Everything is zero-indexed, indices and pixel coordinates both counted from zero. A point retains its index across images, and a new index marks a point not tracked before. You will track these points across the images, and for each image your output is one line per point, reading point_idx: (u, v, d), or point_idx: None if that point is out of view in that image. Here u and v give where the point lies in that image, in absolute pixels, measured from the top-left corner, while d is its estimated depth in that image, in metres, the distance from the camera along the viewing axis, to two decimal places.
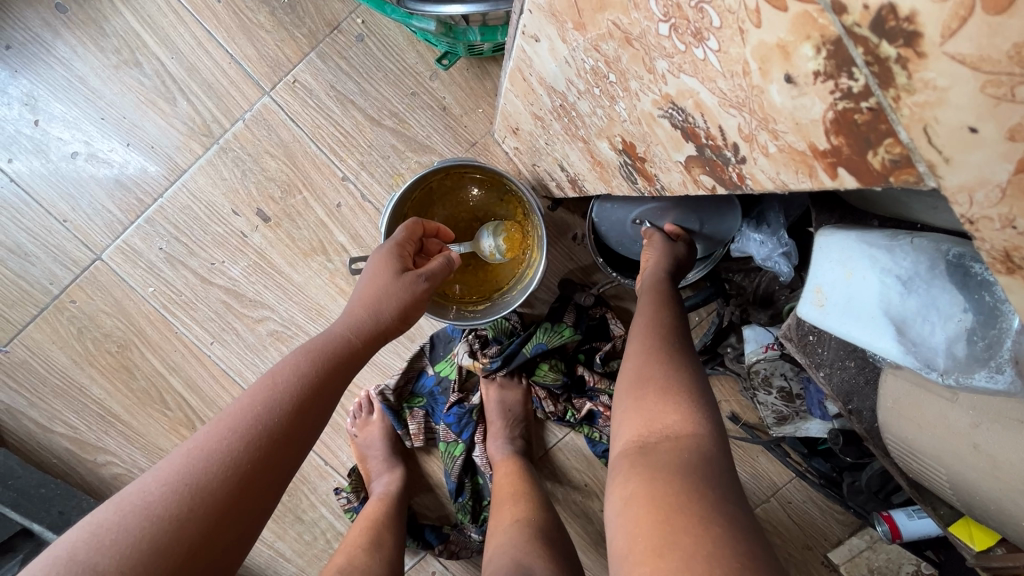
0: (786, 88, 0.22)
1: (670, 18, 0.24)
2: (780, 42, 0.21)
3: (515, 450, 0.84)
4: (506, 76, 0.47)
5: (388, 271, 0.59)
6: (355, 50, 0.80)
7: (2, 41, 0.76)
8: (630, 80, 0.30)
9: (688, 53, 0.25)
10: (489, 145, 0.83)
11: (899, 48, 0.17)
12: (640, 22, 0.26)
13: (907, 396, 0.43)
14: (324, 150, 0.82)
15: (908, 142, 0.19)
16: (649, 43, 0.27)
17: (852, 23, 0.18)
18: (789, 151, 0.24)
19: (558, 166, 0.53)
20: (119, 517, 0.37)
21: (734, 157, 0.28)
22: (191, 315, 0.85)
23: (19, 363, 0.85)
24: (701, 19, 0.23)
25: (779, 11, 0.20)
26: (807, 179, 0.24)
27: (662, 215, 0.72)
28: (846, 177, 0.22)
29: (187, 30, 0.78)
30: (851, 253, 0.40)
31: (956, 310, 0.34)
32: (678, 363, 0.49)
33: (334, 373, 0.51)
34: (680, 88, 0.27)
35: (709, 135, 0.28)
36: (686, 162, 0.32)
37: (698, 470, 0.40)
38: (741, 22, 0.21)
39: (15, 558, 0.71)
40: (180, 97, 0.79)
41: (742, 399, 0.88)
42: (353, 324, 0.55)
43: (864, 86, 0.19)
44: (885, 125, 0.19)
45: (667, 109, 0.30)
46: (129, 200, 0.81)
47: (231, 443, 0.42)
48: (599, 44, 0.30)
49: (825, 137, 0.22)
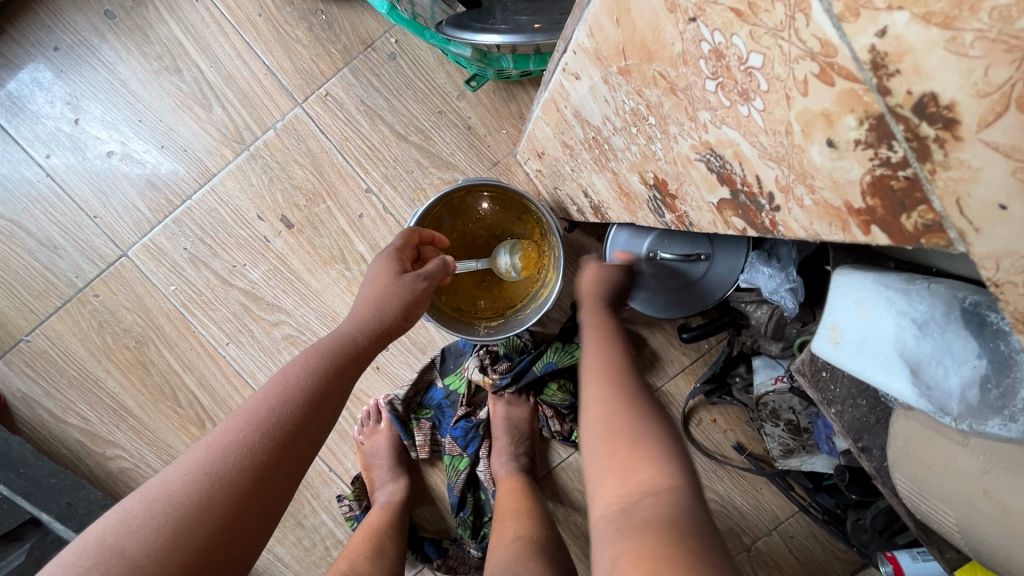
0: (827, 150, 0.23)
1: (718, 76, 0.26)
2: (824, 111, 0.22)
3: (519, 468, 0.85)
4: (538, 105, 0.49)
5: (390, 274, 0.61)
6: (387, 67, 0.83)
7: (50, 43, 0.80)
8: (669, 124, 0.32)
9: (732, 108, 0.27)
10: (510, 165, 0.85)
11: (937, 129, 0.19)
12: (687, 76, 0.28)
13: (918, 437, 0.43)
14: (350, 161, 0.84)
15: (941, 211, 0.20)
16: (693, 95, 0.28)
17: (896, 104, 0.19)
18: (823, 206, 0.25)
19: (582, 193, 0.55)
20: (144, 505, 0.39)
21: (769, 205, 0.29)
22: (209, 315, 0.87)
23: (39, 353, 0.86)
24: (749, 82, 0.25)
25: (826, 85, 0.21)
26: (839, 233, 0.25)
27: (674, 246, 0.73)
28: (878, 234, 0.23)
29: (227, 41, 0.80)
30: (867, 294, 0.41)
31: (970, 355, 0.35)
32: (641, 410, 0.50)
33: (345, 369, 0.52)
34: (720, 137, 0.29)
35: (744, 183, 0.30)
36: (718, 204, 0.34)
37: (686, 519, 0.39)
38: (788, 90, 0.23)
39: (20, 547, 0.71)
40: (215, 103, 0.82)
41: (748, 429, 0.88)
42: (358, 324, 0.56)
43: (902, 158, 0.20)
44: (920, 194, 0.20)
45: (704, 154, 0.31)
46: (158, 200, 0.84)
47: (246, 435, 0.43)
48: (642, 89, 0.32)
49: (861, 197, 0.23)
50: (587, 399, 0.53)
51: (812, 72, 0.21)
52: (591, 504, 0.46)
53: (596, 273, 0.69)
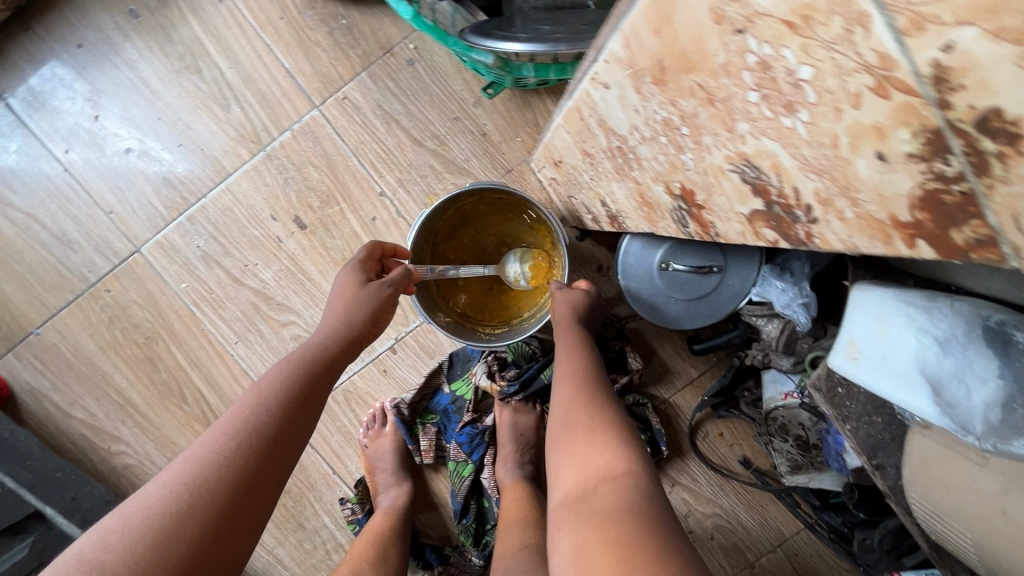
0: (876, 163, 0.23)
1: (762, 88, 0.26)
2: (876, 124, 0.22)
3: (524, 476, 0.84)
4: (559, 112, 0.49)
5: (354, 283, 0.60)
6: (405, 73, 0.83)
7: (73, 39, 0.81)
8: (704, 135, 0.32)
9: (775, 120, 0.27)
10: (524, 173, 0.85)
11: (999, 145, 0.19)
12: (728, 87, 0.28)
13: (934, 456, 0.43)
14: (366, 165, 0.84)
15: (995, 225, 0.20)
16: (734, 106, 0.29)
17: (955, 118, 0.19)
18: (866, 219, 0.26)
19: (599, 202, 0.55)
20: (124, 519, 0.39)
21: (805, 217, 0.29)
22: (219, 313, 0.87)
23: (48, 347, 0.87)
24: (796, 94, 0.25)
25: (881, 98, 0.21)
26: (881, 245, 0.26)
27: (686, 258, 0.73)
28: (924, 247, 0.24)
29: (248, 42, 0.81)
30: (888, 310, 0.41)
31: (991, 375, 0.35)
32: (602, 410, 0.52)
33: (317, 380, 0.51)
34: (759, 148, 0.29)
35: (781, 195, 0.30)
36: (749, 215, 0.34)
37: (639, 503, 0.41)
38: (838, 102, 0.23)
39: (25, 539, 0.72)
40: (234, 104, 0.83)
41: (754, 444, 0.87)
42: (330, 333, 0.56)
43: (958, 172, 0.20)
44: (974, 208, 0.20)
45: (739, 165, 0.31)
46: (173, 198, 0.84)
47: (222, 444, 0.44)
48: (677, 99, 0.32)
49: (909, 210, 0.23)
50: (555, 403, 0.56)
51: (867, 85, 0.22)
52: (553, 492, 0.49)
53: (564, 297, 0.70)
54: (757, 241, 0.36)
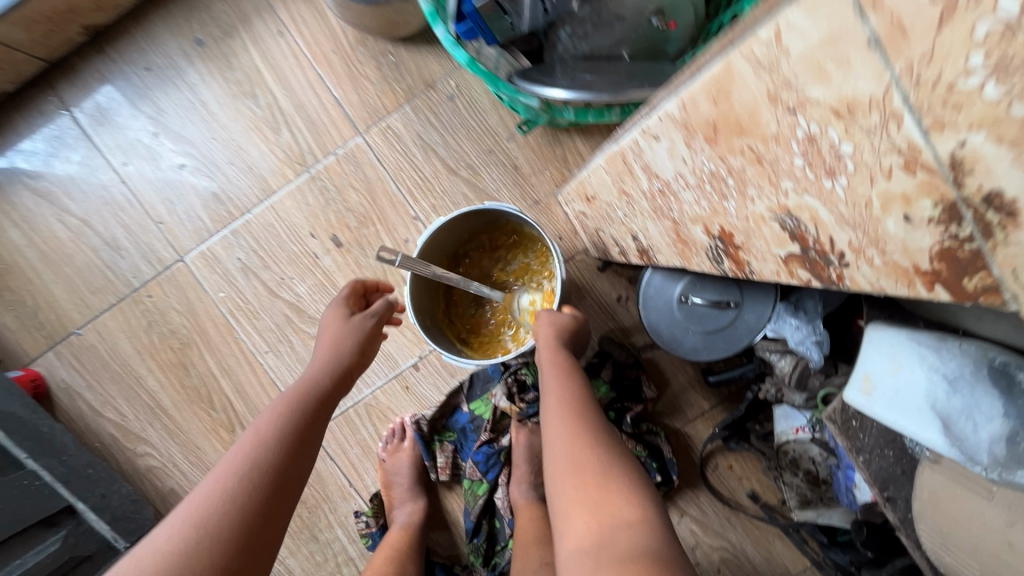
0: (904, 222, 0.27)
1: (807, 156, 0.31)
2: (904, 193, 0.27)
3: (537, 498, 0.86)
4: (601, 152, 0.53)
5: (339, 319, 0.65)
6: (445, 107, 0.89)
7: (143, 63, 0.87)
8: (748, 187, 0.36)
9: (816, 182, 0.31)
10: (551, 205, 0.90)
11: (1000, 216, 0.23)
12: (776, 152, 0.32)
13: (943, 489, 0.46)
14: (403, 190, 0.89)
15: (998, 276, 0.24)
16: (780, 168, 0.33)
17: (968, 194, 0.24)
18: (892, 266, 0.29)
19: (630, 236, 0.60)
20: (140, 562, 0.43)
21: (837, 261, 0.33)
22: (253, 323, 0.91)
23: (87, 347, 0.91)
24: (838, 164, 0.29)
25: (909, 174, 0.26)
26: (904, 289, 0.29)
27: (704, 292, 0.77)
28: (944, 295, 0.27)
29: (302, 72, 0.88)
30: (900, 348, 0.44)
31: (996, 414, 0.39)
32: (604, 452, 0.54)
33: (314, 412, 0.56)
34: (800, 203, 0.33)
35: (817, 242, 0.34)
36: (785, 257, 0.38)
37: (661, 557, 0.44)
38: (874, 173, 0.28)
39: (57, 533, 0.73)
40: (284, 128, 0.88)
41: (763, 478, 0.89)
42: (323, 369, 0.60)
43: (969, 234, 0.25)
44: (983, 264, 0.25)
45: (780, 216, 0.36)
46: (219, 212, 0.89)
47: (227, 484, 0.48)
48: (726, 156, 0.36)
49: (930, 262, 0.27)
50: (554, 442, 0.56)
51: (897, 163, 0.26)
52: (558, 536, 0.50)
53: (550, 320, 0.69)
54: (790, 280, 0.39)
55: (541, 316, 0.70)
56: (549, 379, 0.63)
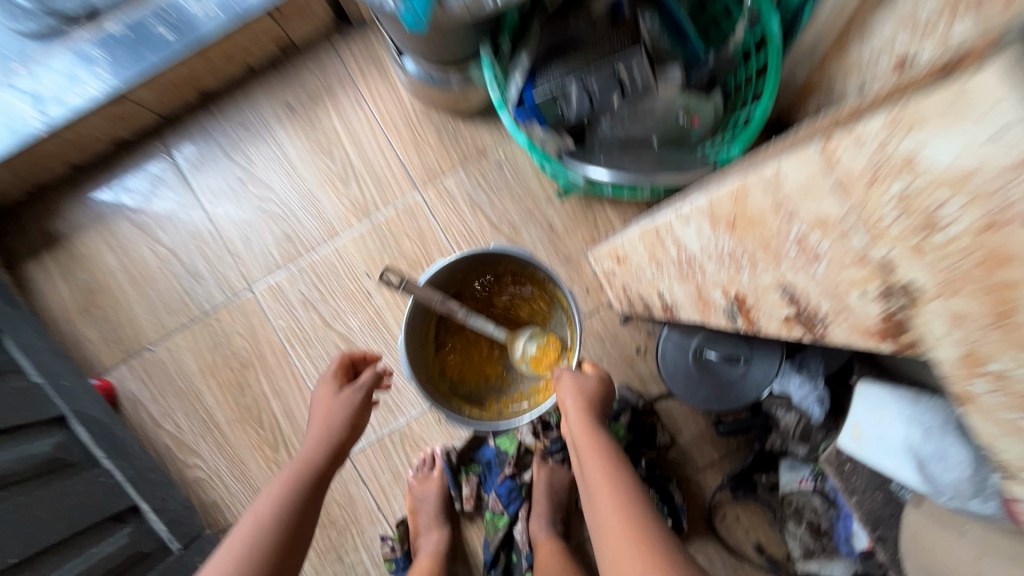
0: (868, 297, 0.37)
1: (801, 246, 0.41)
2: (868, 278, 0.37)
3: (556, 533, 0.92)
4: (639, 224, 0.64)
5: (331, 394, 0.73)
6: (494, 172, 1.02)
7: (240, 121, 1.02)
8: (759, 264, 0.47)
9: (809, 266, 0.41)
10: (580, 263, 1.01)
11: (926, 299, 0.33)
12: (779, 241, 0.43)
13: (924, 528, 0.53)
14: (451, 241, 1.01)
15: (930, 340, 0.34)
16: (783, 252, 0.43)
17: (906, 283, 0.34)
18: (863, 329, 0.39)
19: (656, 294, 0.70)
20: None
21: (826, 324, 0.43)
22: (307, 350, 1.01)
23: (157, 362, 1.01)
24: (823, 254, 0.40)
25: (870, 266, 0.36)
26: (874, 347, 0.39)
27: (716, 348, 0.86)
28: (899, 351, 0.37)
29: (373, 136, 1.02)
30: (885, 402, 0.53)
31: (960, 458, 0.46)
32: (645, 518, 0.61)
33: (311, 491, 0.65)
34: (798, 280, 0.43)
35: (811, 308, 0.44)
36: (787, 318, 0.47)
37: None
38: (847, 263, 0.38)
39: (125, 528, 0.80)
40: (353, 181, 1.02)
41: (768, 530, 0.94)
42: (319, 445, 0.69)
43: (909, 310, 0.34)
44: (921, 331, 0.34)
45: (783, 287, 0.46)
46: (289, 250, 1.01)
47: (234, 561, 0.57)
48: (742, 239, 0.47)
49: (888, 326, 0.37)
50: (602, 511, 0.64)
51: (861, 258, 0.36)
52: None
53: (574, 384, 0.76)
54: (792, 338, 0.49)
55: (566, 383, 0.77)
56: (587, 459, 0.69)
